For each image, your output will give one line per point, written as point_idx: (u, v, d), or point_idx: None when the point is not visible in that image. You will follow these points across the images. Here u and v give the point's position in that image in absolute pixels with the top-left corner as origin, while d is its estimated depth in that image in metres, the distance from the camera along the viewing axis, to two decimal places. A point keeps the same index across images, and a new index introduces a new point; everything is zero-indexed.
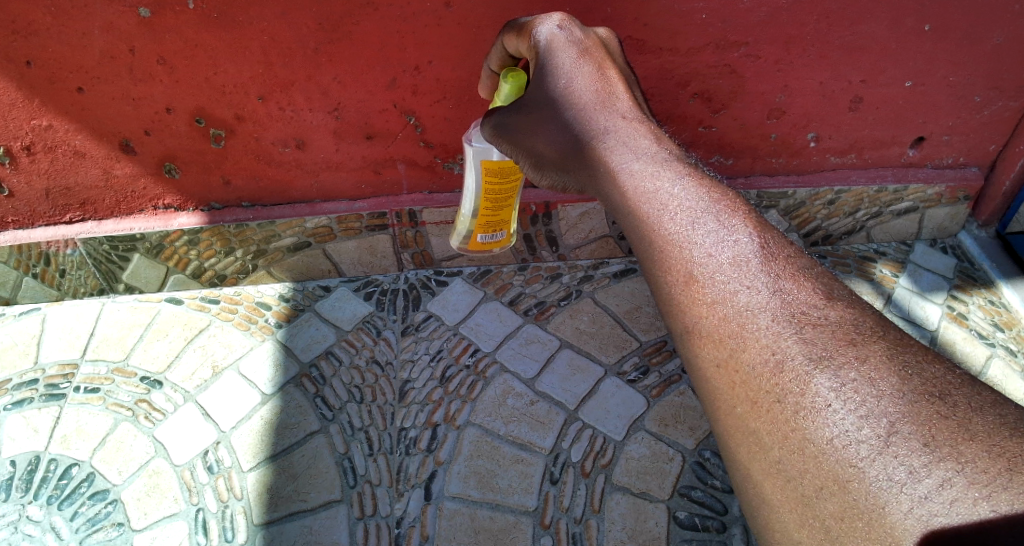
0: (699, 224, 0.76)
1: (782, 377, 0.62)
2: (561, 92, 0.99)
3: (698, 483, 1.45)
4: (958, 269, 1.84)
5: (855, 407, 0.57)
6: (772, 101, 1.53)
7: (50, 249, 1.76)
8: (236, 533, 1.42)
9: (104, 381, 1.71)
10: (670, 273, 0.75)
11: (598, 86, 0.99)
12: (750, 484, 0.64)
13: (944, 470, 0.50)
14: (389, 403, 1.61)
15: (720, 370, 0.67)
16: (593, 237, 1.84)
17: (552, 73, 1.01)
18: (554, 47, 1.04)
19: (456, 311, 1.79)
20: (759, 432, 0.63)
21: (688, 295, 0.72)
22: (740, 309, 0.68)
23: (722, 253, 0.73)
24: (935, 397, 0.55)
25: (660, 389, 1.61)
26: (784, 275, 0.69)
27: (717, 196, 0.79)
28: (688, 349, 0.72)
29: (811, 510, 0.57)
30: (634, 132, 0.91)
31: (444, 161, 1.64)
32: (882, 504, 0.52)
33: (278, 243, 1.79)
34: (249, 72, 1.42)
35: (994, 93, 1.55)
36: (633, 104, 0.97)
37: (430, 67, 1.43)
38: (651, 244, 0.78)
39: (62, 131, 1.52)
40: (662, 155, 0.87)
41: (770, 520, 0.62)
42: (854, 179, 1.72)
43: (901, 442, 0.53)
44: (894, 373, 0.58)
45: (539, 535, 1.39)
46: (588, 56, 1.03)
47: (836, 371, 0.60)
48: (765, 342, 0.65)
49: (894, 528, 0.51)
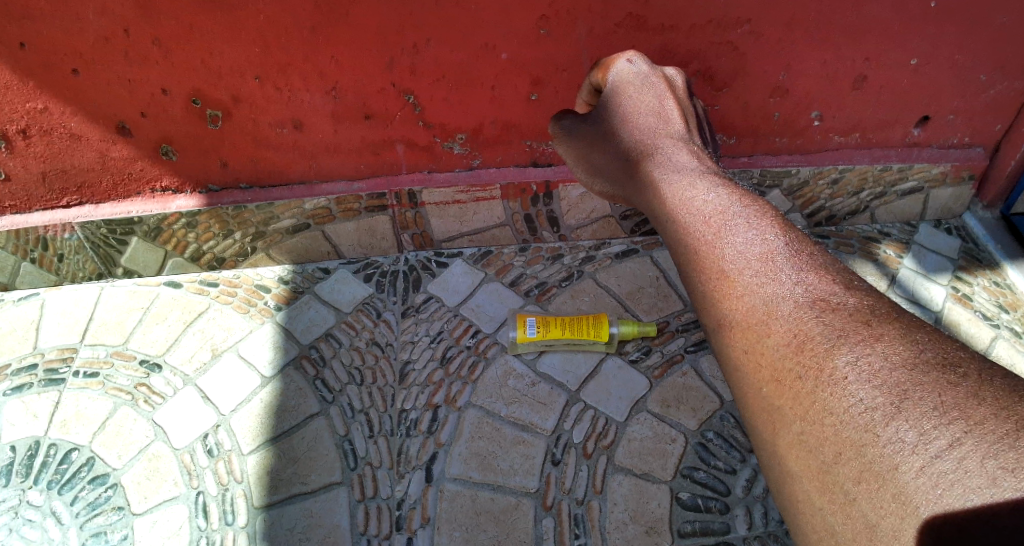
0: (731, 226, 0.79)
1: (803, 356, 0.62)
2: (621, 112, 1.11)
3: (700, 464, 1.44)
4: (962, 250, 1.83)
5: (870, 377, 0.56)
6: (775, 81, 1.51)
7: (47, 234, 1.75)
8: (236, 516, 1.42)
9: (103, 365, 1.70)
10: (703, 268, 0.77)
11: (655, 110, 1.09)
12: (776, 461, 0.64)
13: (953, 431, 0.48)
14: (389, 386, 1.60)
15: (748, 356, 0.68)
16: (595, 217, 1.81)
17: (615, 100, 1.14)
18: (624, 83, 1.16)
19: (456, 293, 1.78)
20: (783, 408, 0.63)
21: (720, 289, 0.74)
22: (766, 299, 0.69)
23: (751, 250, 0.74)
24: (946, 367, 0.54)
25: (662, 370, 1.59)
26: (807, 269, 0.70)
27: (745, 204, 0.81)
28: (719, 342, 0.73)
29: (830, 477, 0.56)
30: (679, 152, 0.98)
31: (443, 141, 1.61)
32: (895, 465, 0.50)
33: (277, 225, 1.77)
34: (245, 54, 1.40)
35: (1000, 73, 1.53)
36: (685, 129, 1.05)
37: (428, 46, 1.40)
38: (684, 244, 0.81)
39: (57, 114, 1.50)
40: (702, 170, 0.93)
41: (794, 493, 0.61)
42: (858, 158, 1.70)
43: (913, 407, 0.52)
44: (907, 347, 0.57)
45: (539, 517, 1.39)
46: (649, 87, 1.13)
47: (855, 347, 0.59)
48: (789, 326, 0.65)
49: (906, 487, 0.49)
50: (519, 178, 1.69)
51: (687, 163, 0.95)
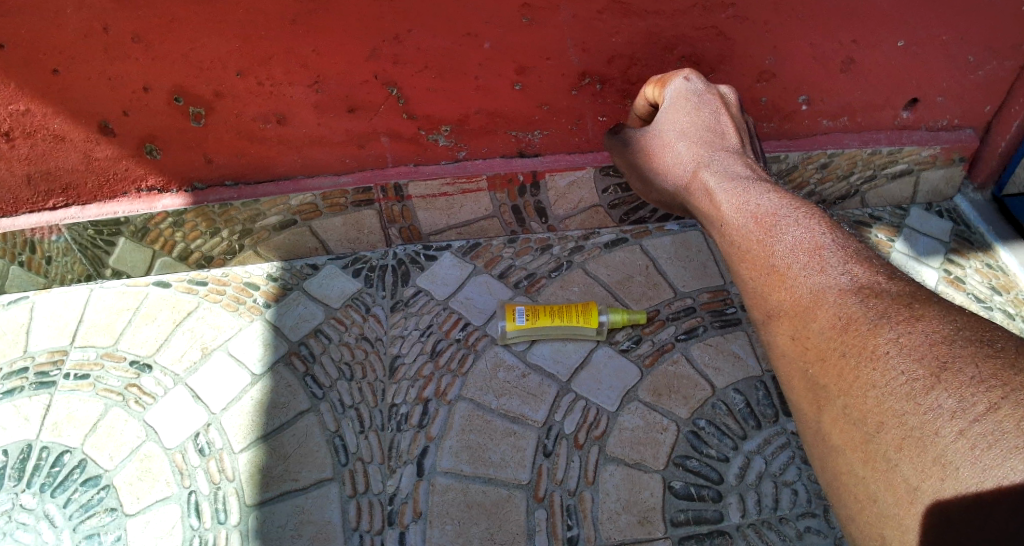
0: (781, 228, 0.89)
1: (848, 335, 0.71)
2: (675, 128, 1.22)
3: (692, 453, 1.43)
4: (954, 232, 1.82)
5: (909, 352, 0.64)
6: (762, 64, 1.49)
7: (35, 237, 1.74)
8: (228, 514, 1.42)
9: (93, 367, 1.69)
10: (756, 269, 0.88)
11: (709, 124, 1.20)
12: (821, 436, 0.74)
13: (990, 397, 0.55)
14: (380, 380, 1.60)
15: (797, 342, 0.78)
16: (583, 207, 1.80)
17: (670, 114, 1.25)
18: (678, 98, 1.27)
19: (445, 285, 1.77)
20: (829, 387, 0.72)
21: (772, 284, 0.84)
22: (814, 290, 0.79)
23: (800, 247, 0.84)
24: (983, 342, 0.61)
25: (653, 358, 1.58)
26: (851, 261, 0.79)
27: (796, 207, 0.92)
28: (774, 331, 0.84)
29: (874, 444, 0.64)
30: (731, 164, 1.09)
31: (429, 133, 1.60)
32: (935, 429, 0.58)
33: (264, 222, 1.76)
34: (226, 48, 1.39)
35: (989, 53, 1.51)
36: (740, 144, 1.16)
37: (410, 36, 1.39)
38: (740, 241, 0.94)
39: (39, 115, 1.49)
40: (755, 178, 1.04)
41: (837, 465, 0.70)
42: (848, 142, 1.69)
43: (952, 377, 0.59)
44: (946, 325, 0.65)
45: (532, 508, 1.39)
46: (702, 104, 1.24)
47: (897, 327, 0.67)
48: (834, 308, 0.74)
49: (943, 449, 0.56)
50: (506, 168, 1.68)
51: (740, 172, 1.07)
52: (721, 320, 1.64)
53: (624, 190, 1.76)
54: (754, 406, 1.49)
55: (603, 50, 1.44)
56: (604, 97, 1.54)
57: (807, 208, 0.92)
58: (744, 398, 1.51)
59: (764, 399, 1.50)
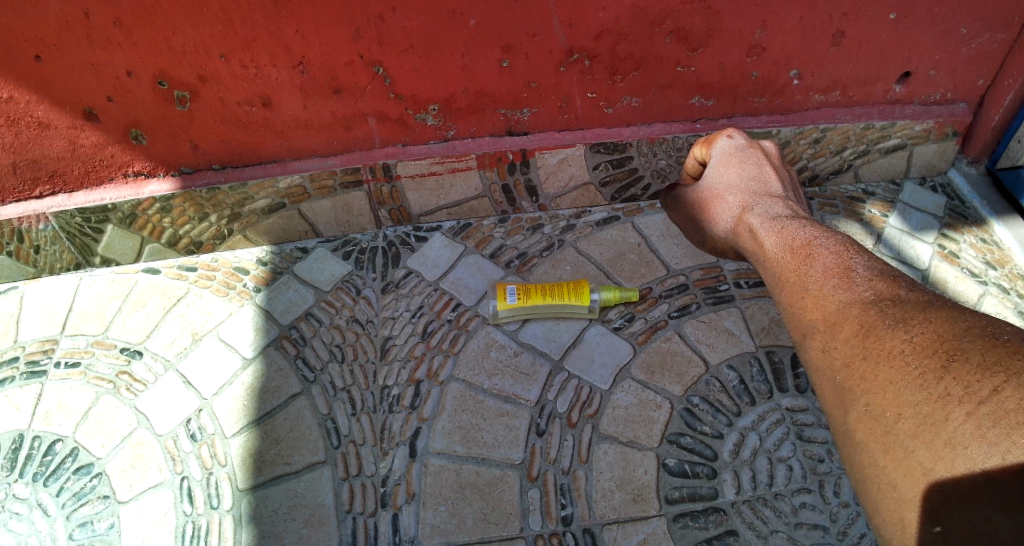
0: (817, 255, 0.99)
1: (869, 341, 0.78)
2: (724, 182, 1.34)
3: (687, 429, 1.43)
4: (948, 207, 1.81)
5: (923, 348, 0.71)
6: (751, 39, 1.47)
7: (22, 226, 1.72)
8: (220, 499, 1.41)
9: (83, 355, 1.67)
10: (795, 295, 0.97)
11: (755, 177, 1.31)
12: (846, 435, 0.79)
13: (996, 379, 0.61)
14: (371, 362, 1.59)
15: (825, 355, 0.85)
16: (574, 184, 1.78)
17: (719, 167, 1.36)
18: (727, 155, 1.36)
19: (436, 267, 1.76)
20: (853, 389, 0.78)
21: (805, 306, 0.92)
22: (841, 305, 0.86)
23: (832, 268, 0.94)
24: (993, 336, 0.67)
25: (646, 336, 1.57)
26: (876, 277, 0.88)
27: (829, 234, 1.04)
28: (805, 350, 0.90)
29: (891, 435, 0.71)
30: (778, 210, 1.21)
31: (416, 113, 1.58)
32: (947, 415, 0.64)
33: (252, 206, 1.74)
34: (208, 31, 1.36)
35: (981, 25, 1.49)
36: (784, 194, 1.28)
37: (395, 15, 1.36)
38: (779, 269, 1.05)
39: (23, 102, 1.47)
40: (796, 219, 1.16)
41: (861, 459, 0.76)
42: (840, 117, 1.68)
43: (960, 367, 0.65)
44: (954, 324, 0.72)
45: (525, 488, 1.38)
46: (747, 157, 1.34)
47: (911, 329, 0.74)
48: (859, 317, 0.82)
49: (953, 432, 0.63)
50: (495, 148, 1.66)
51: (780, 213, 1.20)
52: (714, 297, 1.63)
53: (615, 167, 1.74)
54: (748, 383, 1.48)
55: (591, 27, 1.42)
56: (592, 74, 1.53)
57: (839, 235, 1.04)
58: (737, 375, 1.50)
59: (758, 375, 1.49)
